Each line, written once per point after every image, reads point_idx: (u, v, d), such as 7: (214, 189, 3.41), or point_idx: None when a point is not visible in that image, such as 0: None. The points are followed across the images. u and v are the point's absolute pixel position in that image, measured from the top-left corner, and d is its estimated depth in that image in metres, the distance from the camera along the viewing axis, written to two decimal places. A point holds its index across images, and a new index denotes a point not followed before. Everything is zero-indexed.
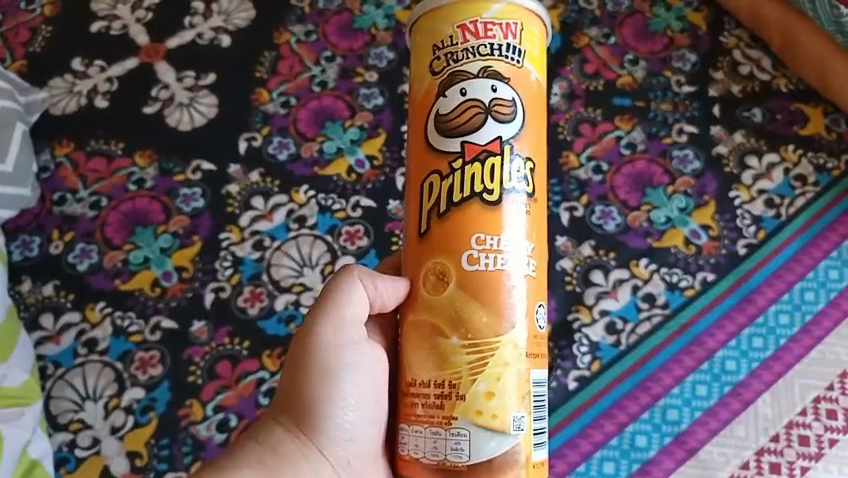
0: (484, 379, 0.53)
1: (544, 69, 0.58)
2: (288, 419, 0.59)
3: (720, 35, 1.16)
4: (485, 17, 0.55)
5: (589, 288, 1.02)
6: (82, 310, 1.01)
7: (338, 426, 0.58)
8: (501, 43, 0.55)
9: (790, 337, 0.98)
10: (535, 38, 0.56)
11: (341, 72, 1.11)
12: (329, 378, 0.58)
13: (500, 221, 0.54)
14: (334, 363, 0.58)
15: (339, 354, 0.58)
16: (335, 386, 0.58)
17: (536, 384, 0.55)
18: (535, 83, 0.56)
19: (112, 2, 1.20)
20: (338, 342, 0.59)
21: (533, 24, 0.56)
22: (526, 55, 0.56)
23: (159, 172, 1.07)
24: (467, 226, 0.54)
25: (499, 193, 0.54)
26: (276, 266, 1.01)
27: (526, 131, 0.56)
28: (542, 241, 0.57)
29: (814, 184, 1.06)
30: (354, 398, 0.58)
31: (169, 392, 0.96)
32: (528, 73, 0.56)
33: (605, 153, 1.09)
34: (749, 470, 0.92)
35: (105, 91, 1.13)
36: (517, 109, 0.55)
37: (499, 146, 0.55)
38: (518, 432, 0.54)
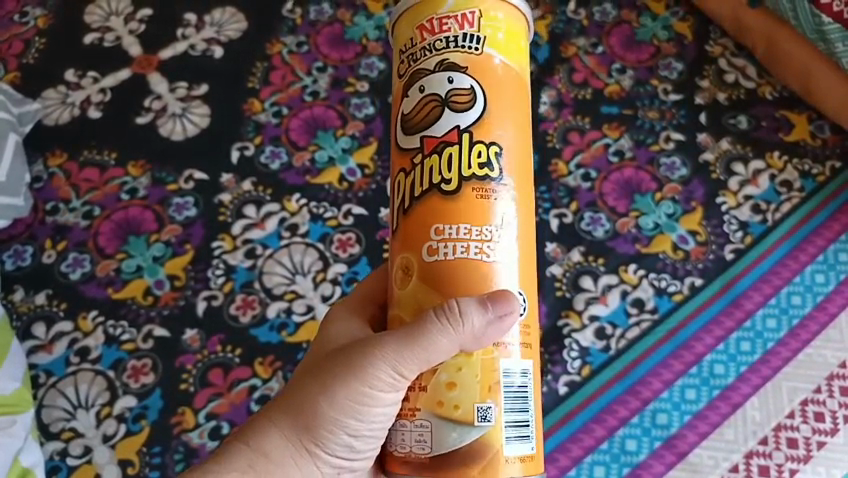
0: (444, 370, 0.48)
1: (522, 51, 0.50)
2: (293, 427, 0.52)
3: (706, 44, 1.17)
4: (440, 12, 0.48)
5: (578, 294, 1.03)
6: (74, 320, 1.01)
7: (342, 448, 0.53)
8: (458, 35, 0.48)
9: (777, 341, 0.99)
10: (500, 21, 0.48)
11: (332, 81, 1.12)
12: (355, 412, 0.51)
13: (469, 210, 0.47)
14: (367, 402, 0.50)
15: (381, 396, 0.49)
16: (358, 420, 0.51)
17: (508, 374, 0.47)
18: (502, 67, 0.48)
19: (105, 15, 1.21)
20: (384, 385, 0.49)
21: (502, 7, 0.48)
22: (488, 40, 0.48)
23: (152, 181, 1.08)
24: (427, 219, 0.47)
25: (457, 182, 0.47)
26: (268, 274, 1.02)
27: (492, 112, 0.47)
28: (525, 231, 0.49)
29: (799, 189, 1.07)
30: (375, 432, 0.52)
31: (161, 400, 0.96)
32: (489, 59, 0.48)
33: (594, 161, 1.10)
34: (738, 472, 0.93)
35: (98, 101, 1.14)
36: (479, 95, 0.47)
37: (457, 134, 0.47)
38: (484, 424, 0.46)
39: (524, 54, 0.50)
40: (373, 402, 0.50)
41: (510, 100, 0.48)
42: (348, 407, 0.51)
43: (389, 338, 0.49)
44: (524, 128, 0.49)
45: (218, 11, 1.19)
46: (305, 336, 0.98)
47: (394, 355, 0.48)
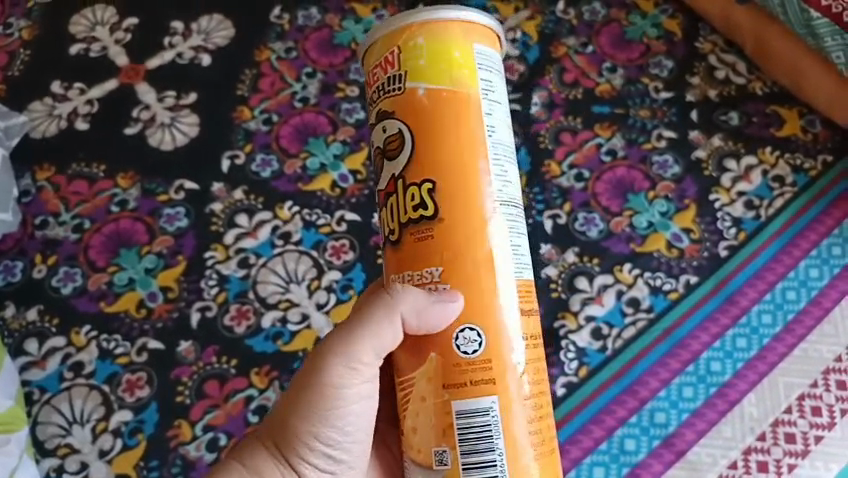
0: (411, 414, 0.51)
1: (459, 65, 0.50)
2: (272, 442, 0.57)
3: (696, 41, 1.17)
4: (374, 61, 0.52)
5: (574, 294, 1.02)
6: (67, 335, 0.99)
7: (324, 461, 0.58)
8: (385, 79, 0.51)
9: (772, 336, 0.99)
10: (418, 49, 0.50)
11: (321, 87, 1.11)
12: (326, 419, 0.56)
13: (411, 254, 0.50)
14: (337, 405, 0.56)
15: (347, 394, 0.56)
16: (332, 427, 0.56)
17: (461, 417, 0.49)
18: (426, 94, 0.50)
19: (91, 24, 1.19)
20: (347, 382, 0.55)
21: (422, 31, 0.50)
22: (410, 73, 0.50)
23: (141, 193, 1.07)
24: (391, 269, 0.52)
25: (400, 232, 0.51)
26: (262, 283, 1.01)
27: (419, 150, 0.50)
28: (472, 254, 0.50)
29: (791, 184, 1.07)
30: (349, 436, 0.57)
31: (157, 413, 0.95)
32: (411, 94, 0.50)
33: (586, 161, 1.10)
34: (737, 469, 0.92)
35: (85, 113, 1.12)
36: (407, 138, 0.50)
37: (394, 185, 0.51)
38: (441, 467, 0.50)
39: (462, 67, 0.50)
40: (341, 405, 0.56)
41: (443, 131, 0.50)
42: (320, 417, 0.56)
43: (344, 345, 0.55)
44: (468, 153, 0.50)
45: (204, 18, 1.18)
46: (301, 345, 0.97)
47: (349, 354, 0.55)
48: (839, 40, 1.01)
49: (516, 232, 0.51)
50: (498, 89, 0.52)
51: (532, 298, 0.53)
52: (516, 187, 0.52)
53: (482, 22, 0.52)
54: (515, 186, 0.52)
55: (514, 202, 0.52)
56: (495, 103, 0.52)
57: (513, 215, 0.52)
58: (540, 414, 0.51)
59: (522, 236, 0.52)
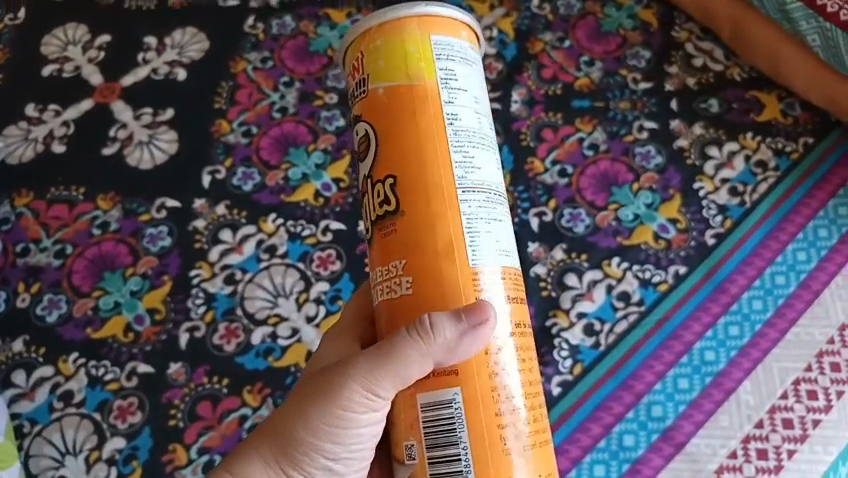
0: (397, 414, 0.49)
1: (415, 60, 0.48)
2: (272, 450, 0.51)
3: (672, 29, 1.18)
4: (350, 66, 0.51)
5: (564, 292, 1.01)
6: (55, 364, 0.97)
7: (324, 473, 0.52)
8: (356, 86, 0.50)
9: (764, 321, 0.98)
10: (376, 48, 0.49)
11: (300, 96, 1.11)
12: (335, 435, 0.50)
13: (383, 253, 0.48)
14: (348, 424, 0.50)
15: (361, 418, 0.49)
16: (337, 442, 0.51)
17: (424, 408, 0.47)
18: (384, 93, 0.48)
19: (62, 44, 1.18)
20: (363, 407, 0.49)
21: (380, 32, 0.49)
22: (371, 75, 0.49)
23: (123, 214, 1.05)
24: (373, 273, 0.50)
25: (373, 231, 0.48)
26: (249, 298, 0.99)
27: (380, 146, 0.48)
28: (432, 244, 0.46)
29: (775, 168, 1.08)
30: (356, 453, 0.52)
31: (151, 438, 0.93)
32: (372, 95, 0.49)
33: (569, 156, 1.09)
34: (737, 458, 0.91)
35: (61, 135, 1.10)
36: (373, 137, 0.48)
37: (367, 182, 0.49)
38: (412, 462, 0.47)
39: (422, 61, 0.48)
40: (352, 422, 0.50)
41: (400, 127, 0.48)
42: (327, 430, 0.50)
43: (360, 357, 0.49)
44: (425, 147, 0.47)
45: (178, 32, 1.17)
46: (292, 360, 0.96)
47: (369, 381, 0.48)
48: (814, 24, 1.02)
49: (487, 219, 0.47)
50: (465, 77, 0.49)
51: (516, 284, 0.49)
52: (487, 172, 0.48)
53: (446, 15, 0.49)
54: (487, 173, 0.48)
55: (485, 188, 0.48)
56: (459, 90, 0.49)
57: (483, 200, 0.48)
58: (531, 402, 0.47)
59: (498, 221, 0.48)
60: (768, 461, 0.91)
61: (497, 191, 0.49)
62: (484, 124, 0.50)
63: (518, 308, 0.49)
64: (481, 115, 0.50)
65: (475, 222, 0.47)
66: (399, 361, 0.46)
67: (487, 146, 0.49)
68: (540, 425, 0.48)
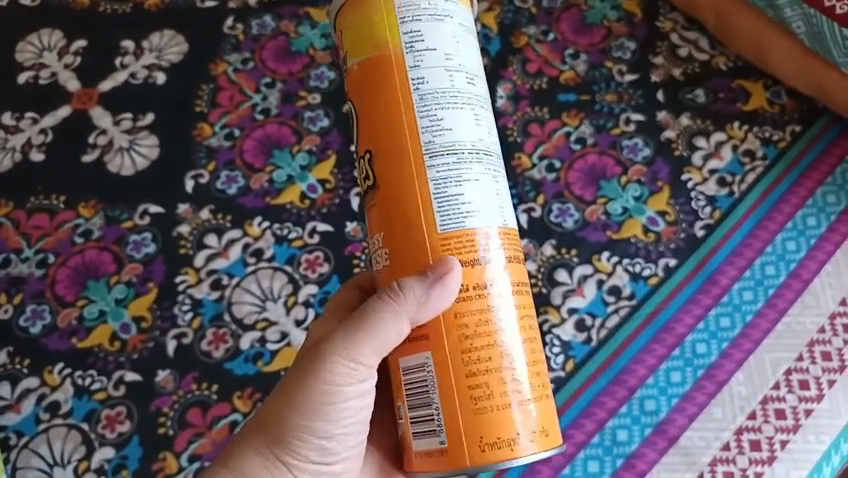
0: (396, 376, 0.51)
1: (381, 30, 0.50)
2: (266, 441, 0.53)
3: (657, 20, 1.17)
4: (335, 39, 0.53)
5: (555, 288, 1.00)
6: (40, 375, 0.95)
7: (319, 454, 0.54)
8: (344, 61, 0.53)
9: (755, 312, 0.98)
10: (352, 24, 0.51)
11: (283, 97, 1.09)
12: (323, 413, 0.52)
13: (370, 223, 0.51)
14: (335, 399, 0.52)
15: (347, 389, 0.52)
16: (327, 421, 0.53)
17: (406, 372, 0.50)
18: (358, 69, 0.51)
19: (38, 51, 1.16)
20: (347, 377, 0.52)
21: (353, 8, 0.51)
22: (349, 50, 0.51)
23: (105, 221, 1.03)
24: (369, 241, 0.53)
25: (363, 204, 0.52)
26: (237, 304, 0.98)
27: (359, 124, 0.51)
28: (404, 213, 0.48)
29: (762, 157, 1.07)
30: (344, 430, 0.54)
31: (141, 447, 0.91)
32: (351, 74, 0.51)
33: (556, 150, 1.08)
34: (730, 450, 0.91)
35: (39, 143, 1.08)
36: (355, 113, 0.51)
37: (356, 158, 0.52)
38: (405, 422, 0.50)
39: (394, 26, 0.49)
40: (339, 396, 0.52)
41: (372, 101, 0.50)
42: (316, 409, 0.52)
43: (340, 334, 0.51)
44: (396, 118, 0.49)
45: (156, 35, 1.15)
46: (281, 364, 0.94)
47: (352, 352, 0.51)
48: (797, 10, 1.01)
49: (458, 182, 0.48)
50: (445, 37, 0.50)
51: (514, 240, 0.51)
52: (465, 132, 0.49)
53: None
54: (462, 133, 0.49)
55: (457, 148, 0.48)
56: (435, 49, 0.49)
57: (453, 163, 0.48)
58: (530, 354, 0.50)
59: (471, 181, 0.48)
60: (761, 453, 0.91)
61: (480, 153, 0.49)
62: (473, 86, 0.50)
63: (518, 264, 0.50)
64: (470, 78, 0.50)
65: (445, 185, 0.48)
66: (374, 323, 0.50)
67: (476, 108, 0.50)
68: (540, 378, 0.50)
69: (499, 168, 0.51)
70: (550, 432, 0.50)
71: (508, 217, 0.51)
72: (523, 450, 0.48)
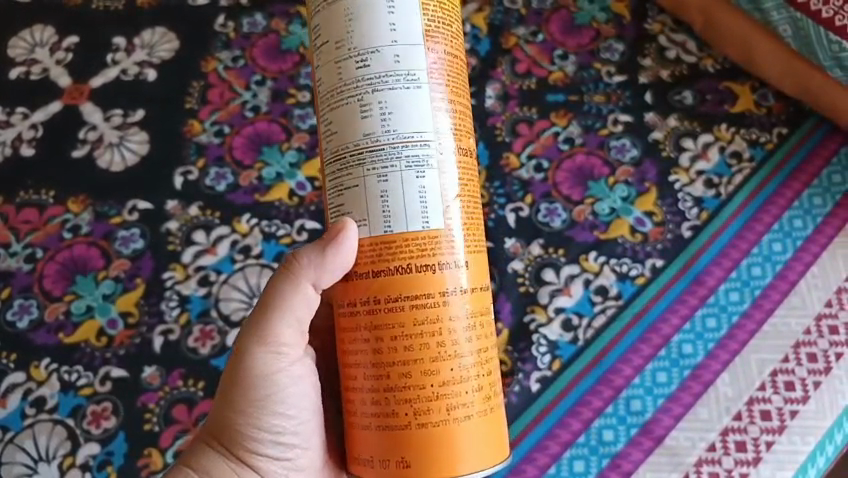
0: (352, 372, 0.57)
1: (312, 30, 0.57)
2: (222, 444, 0.60)
3: (645, 22, 1.17)
4: None
5: (542, 287, 1.00)
6: (27, 370, 0.95)
7: (277, 449, 0.61)
8: None
9: (741, 313, 0.98)
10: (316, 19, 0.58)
11: (272, 95, 1.10)
12: (265, 408, 0.59)
13: None
14: (272, 394, 0.59)
15: (283, 376, 0.59)
16: (271, 415, 0.59)
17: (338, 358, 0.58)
18: None
19: (30, 46, 1.16)
20: (279, 363, 0.59)
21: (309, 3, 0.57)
22: None
23: (94, 216, 1.03)
24: None
25: None
26: (224, 300, 0.98)
27: None
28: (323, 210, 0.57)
29: (749, 159, 1.08)
30: (295, 425, 0.61)
31: (126, 443, 0.92)
32: None
33: (544, 151, 1.08)
34: (715, 451, 0.91)
35: (30, 138, 1.09)
36: None
37: None
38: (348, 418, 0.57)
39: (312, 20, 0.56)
40: (273, 393, 0.59)
41: None
42: (258, 407, 0.59)
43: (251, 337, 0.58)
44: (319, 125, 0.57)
45: (147, 31, 1.15)
46: None
47: (269, 337, 0.58)
48: (784, 13, 1.02)
49: (341, 187, 0.54)
50: (341, 25, 0.53)
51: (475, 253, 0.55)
52: (346, 132, 0.53)
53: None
54: (345, 130, 0.53)
55: (341, 152, 0.54)
56: (331, 39, 0.54)
57: (340, 168, 0.54)
58: (481, 367, 0.55)
59: (352, 187, 0.53)
60: (747, 454, 0.91)
61: (362, 152, 0.53)
62: (363, 69, 0.53)
63: (477, 273, 0.56)
64: (360, 63, 0.53)
65: (335, 188, 0.55)
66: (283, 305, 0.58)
67: (364, 104, 0.53)
68: (491, 391, 0.55)
69: (405, 168, 0.53)
70: (493, 447, 0.55)
71: (411, 216, 0.52)
72: (466, 459, 0.53)
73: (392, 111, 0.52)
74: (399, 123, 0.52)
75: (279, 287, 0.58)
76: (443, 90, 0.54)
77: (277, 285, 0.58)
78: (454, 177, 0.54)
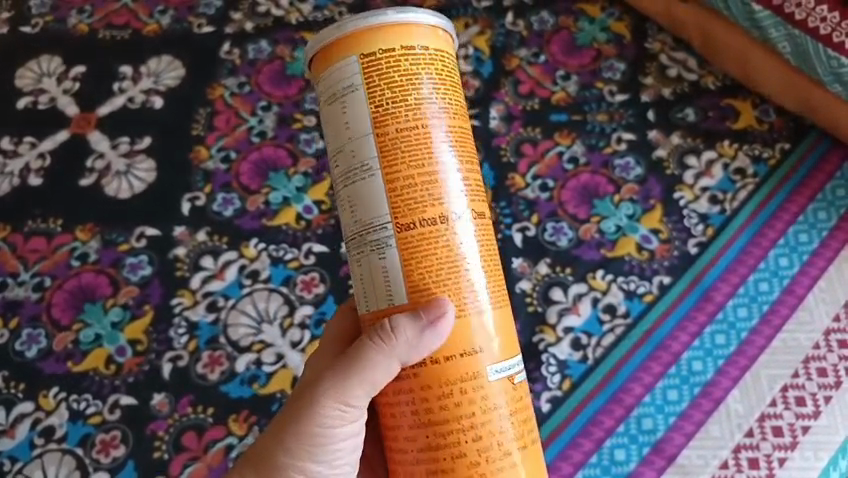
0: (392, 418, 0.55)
1: None
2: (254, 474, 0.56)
3: (645, 41, 1.19)
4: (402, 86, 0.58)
5: (550, 306, 1.00)
6: (36, 399, 0.95)
7: None
8: None
9: (750, 330, 0.98)
10: None
11: (278, 120, 1.10)
12: (315, 453, 0.55)
13: None
14: (327, 438, 0.55)
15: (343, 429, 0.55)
16: (317, 461, 0.56)
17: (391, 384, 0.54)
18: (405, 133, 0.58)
19: (37, 76, 1.16)
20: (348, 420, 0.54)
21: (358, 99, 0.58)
22: None
23: (102, 244, 1.03)
24: None
25: None
26: (233, 326, 0.98)
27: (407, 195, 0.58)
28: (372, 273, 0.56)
29: (753, 175, 1.08)
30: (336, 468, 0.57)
31: (136, 472, 0.91)
32: None
33: (549, 170, 1.09)
34: (728, 469, 0.91)
35: (38, 168, 1.09)
36: None
37: None
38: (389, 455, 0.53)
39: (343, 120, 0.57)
40: (328, 437, 0.55)
41: None
42: (308, 452, 0.55)
43: (333, 382, 0.53)
44: None
45: (153, 60, 1.16)
46: (276, 387, 0.94)
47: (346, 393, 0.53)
48: (783, 30, 1.02)
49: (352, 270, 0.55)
50: (335, 119, 0.52)
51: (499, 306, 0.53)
52: (341, 222, 0.54)
53: (334, 39, 0.52)
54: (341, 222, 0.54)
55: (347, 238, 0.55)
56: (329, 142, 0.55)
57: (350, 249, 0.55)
58: (519, 416, 0.52)
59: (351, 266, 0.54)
60: (760, 471, 0.90)
61: (347, 238, 0.53)
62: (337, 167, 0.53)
63: (501, 329, 0.52)
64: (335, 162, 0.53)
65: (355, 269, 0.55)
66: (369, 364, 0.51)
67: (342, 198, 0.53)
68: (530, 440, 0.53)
69: (369, 252, 0.51)
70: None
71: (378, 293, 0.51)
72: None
73: (354, 203, 0.51)
74: (361, 212, 0.51)
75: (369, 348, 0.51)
76: (442, 159, 0.51)
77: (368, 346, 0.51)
78: (432, 253, 0.50)
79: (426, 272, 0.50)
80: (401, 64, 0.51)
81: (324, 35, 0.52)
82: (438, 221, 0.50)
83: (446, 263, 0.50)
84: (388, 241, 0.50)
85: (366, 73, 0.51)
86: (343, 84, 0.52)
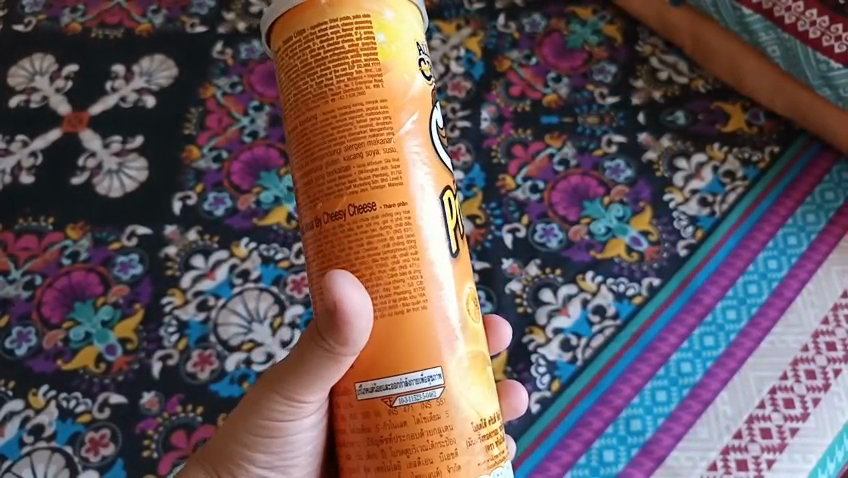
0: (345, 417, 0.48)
1: None
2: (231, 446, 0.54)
3: (637, 44, 1.19)
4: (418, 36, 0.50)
5: (540, 307, 1.00)
6: (25, 397, 0.95)
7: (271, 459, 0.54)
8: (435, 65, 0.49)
9: (739, 332, 0.98)
10: None
11: (270, 120, 1.11)
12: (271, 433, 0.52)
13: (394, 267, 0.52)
14: (283, 423, 0.51)
15: (297, 423, 0.51)
16: (274, 439, 0.53)
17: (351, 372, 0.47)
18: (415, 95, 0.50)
19: (29, 74, 1.16)
20: (297, 416, 0.51)
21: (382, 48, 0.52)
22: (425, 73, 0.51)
23: (93, 242, 1.03)
24: (465, 260, 0.49)
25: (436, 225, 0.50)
26: (223, 325, 0.98)
27: None
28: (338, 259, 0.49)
29: (742, 178, 1.09)
30: (298, 453, 0.54)
31: (124, 470, 0.91)
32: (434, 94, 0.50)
33: (540, 172, 1.09)
34: (717, 470, 0.91)
35: (29, 166, 1.09)
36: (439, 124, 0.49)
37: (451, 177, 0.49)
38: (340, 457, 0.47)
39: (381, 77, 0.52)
40: (282, 423, 0.52)
41: None
42: (266, 432, 0.52)
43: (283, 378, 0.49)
44: None
45: (145, 59, 1.16)
46: None
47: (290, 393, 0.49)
48: (773, 35, 1.03)
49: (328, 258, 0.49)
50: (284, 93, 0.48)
51: (451, 311, 0.46)
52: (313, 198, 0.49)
53: (288, 8, 0.46)
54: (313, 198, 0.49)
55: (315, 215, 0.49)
56: None
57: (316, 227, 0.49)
58: (412, 443, 0.44)
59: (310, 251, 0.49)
60: (748, 473, 0.90)
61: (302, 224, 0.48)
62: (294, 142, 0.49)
63: (420, 337, 0.44)
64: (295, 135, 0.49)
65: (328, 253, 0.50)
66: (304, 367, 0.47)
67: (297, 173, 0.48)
68: (435, 468, 0.44)
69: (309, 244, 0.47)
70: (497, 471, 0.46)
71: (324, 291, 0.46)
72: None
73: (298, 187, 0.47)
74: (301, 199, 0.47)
75: (315, 358, 0.46)
76: (354, 138, 0.44)
77: (313, 355, 0.46)
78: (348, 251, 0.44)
79: (379, 260, 0.44)
80: (365, 31, 0.45)
81: (279, 5, 0.46)
82: (394, 202, 0.44)
83: (401, 249, 0.44)
84: (342, 227, 0.44)
85: (321, 44, 0.45)
86: (298, 54, 0.46)
